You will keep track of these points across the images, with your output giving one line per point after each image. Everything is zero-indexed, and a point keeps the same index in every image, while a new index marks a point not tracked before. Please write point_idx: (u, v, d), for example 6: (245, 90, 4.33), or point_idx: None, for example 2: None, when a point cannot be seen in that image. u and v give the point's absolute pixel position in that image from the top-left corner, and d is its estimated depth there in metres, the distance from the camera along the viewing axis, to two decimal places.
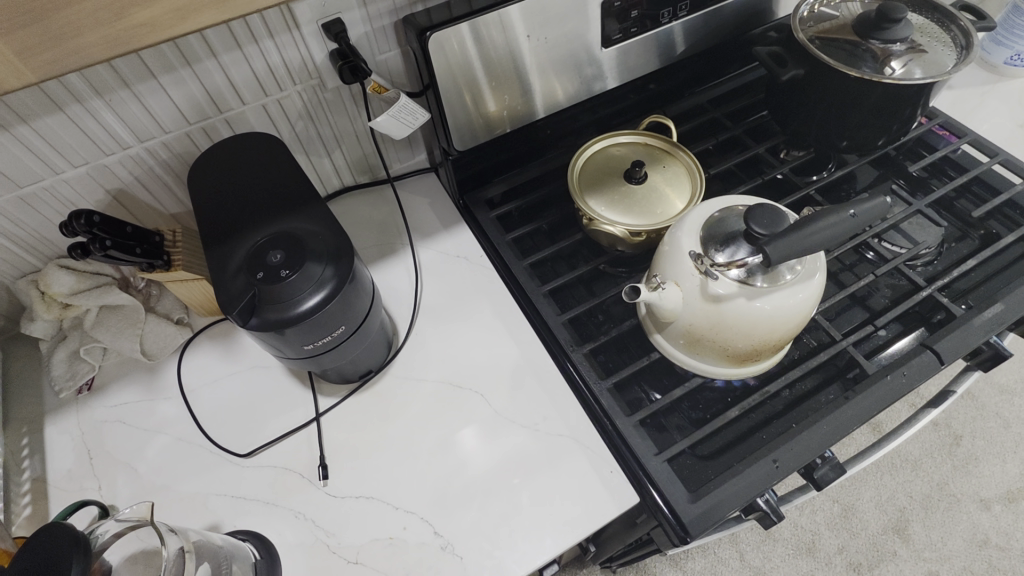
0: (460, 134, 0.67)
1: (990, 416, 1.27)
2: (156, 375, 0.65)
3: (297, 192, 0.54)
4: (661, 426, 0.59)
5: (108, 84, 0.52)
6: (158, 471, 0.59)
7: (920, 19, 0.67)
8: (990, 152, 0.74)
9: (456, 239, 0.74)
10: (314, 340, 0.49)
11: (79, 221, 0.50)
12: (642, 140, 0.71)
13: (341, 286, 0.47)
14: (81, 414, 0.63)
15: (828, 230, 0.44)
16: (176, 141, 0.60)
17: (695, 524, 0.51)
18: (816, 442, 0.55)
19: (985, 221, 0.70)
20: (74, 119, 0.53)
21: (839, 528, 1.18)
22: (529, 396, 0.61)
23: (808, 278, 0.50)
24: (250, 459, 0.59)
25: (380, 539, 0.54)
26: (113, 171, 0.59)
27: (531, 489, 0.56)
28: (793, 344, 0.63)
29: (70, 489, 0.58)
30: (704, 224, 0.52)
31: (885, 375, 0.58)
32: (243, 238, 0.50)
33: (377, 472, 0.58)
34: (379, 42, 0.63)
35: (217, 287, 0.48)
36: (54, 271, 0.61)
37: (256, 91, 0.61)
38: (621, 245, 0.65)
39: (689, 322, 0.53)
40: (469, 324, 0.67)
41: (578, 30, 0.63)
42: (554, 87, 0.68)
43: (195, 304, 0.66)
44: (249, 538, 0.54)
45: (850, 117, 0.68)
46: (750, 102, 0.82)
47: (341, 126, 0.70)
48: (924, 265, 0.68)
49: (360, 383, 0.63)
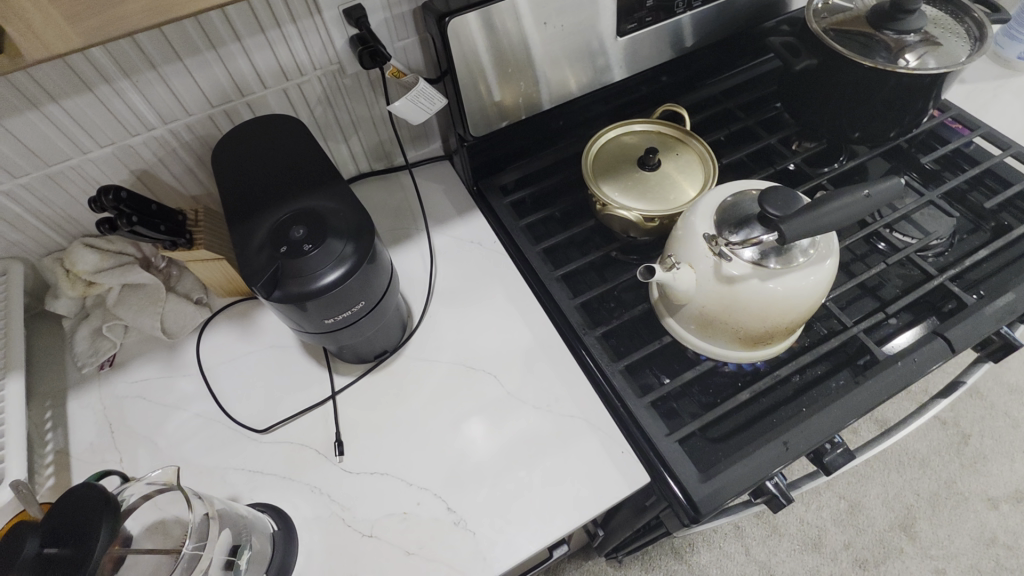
0: (476, 120, 0.68)
1: (999, 415, 1.27)
2: (175, 353, 0.67)
3: (318, 172, 0.55)
4: (672, 410, 0.60)
5: (136, 65, 0.54)
6: (178, 445, 0.60)
7: (934, 11, 0.67)
8: (1003, 145, 0.74)
9: (469, 225, 0.75)
10: (334, 315, 0.50)
11: (108, 196, 0.52)
12: (655, 129, 0.72)
13: (361, 262, 0.48)
14: (103, 390, 0.64)
15: (843, 209, 0.44)
16: (199, 124, 0.62)
17: (705, 503, 0.51)
18: (826, 426, 0.55)
19: (998, 213, 0.70)
20: (103, 99, 0.54)
21: (846, 524, 1.18)
22: (541, 378, 0.62)
23: (821, 261, 0.50)
24: (267, 435, 0.60)
25: (395, 514, 0.55)
26: (138, 151, 0.61)
27: (543, 468, 0.57)
28: (803, 331, 0.64)
29: (92, 461, 0.60)
30: (718, 208, 0.53)
31: (896, 362, 0.58)
32: (266, 215, 0.52)
33: (391, 450, 0.59)
34: (398, 28, 0.64)
35: (240, 261, 0.49)
36: (79, 250, 0.63)
37: (277, 75, 0.62)
38: (633, 231, 0.66)
39: (701, 304, 0.54)
40: (483, 307, 0.68)
41: (594, 19, 0.64)
42: (569, 76, 0.69)
43: (215, 284, 0.67)
44: (267, 510, 0.55)
45: (863, 108, 0.68)
46: (762, 94, 0.83)
47: (359, 112, 0.71)
48: (936, 256, 0.68)
49: (375, 363, 0.65)
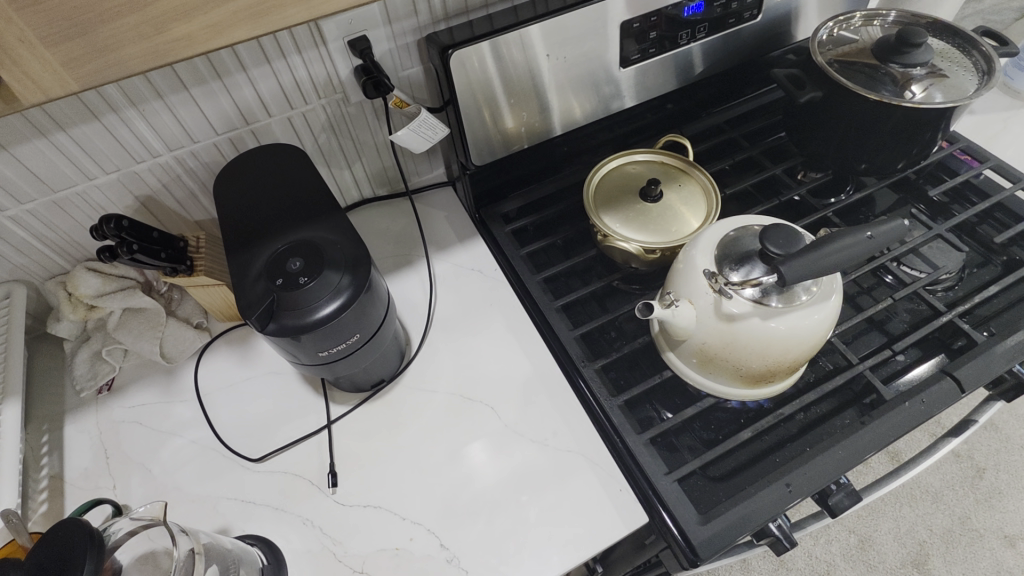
0: (478, 149, 0.68)
1: (1015, 448, 1.23)
2: (174, 378, 0.66)
3: (317, 202, 0.55)
4: (672, 446, 0.58)
5: (143, 95, 0.54)
6: (171, 473, 0.60)
7: (940, 44, 0.67)
8: (1013, 178, 0.73)
9: (471, 252, 0.75)
10: (329, 347, 0.50)
11: (110, 225, 0.52)
12: (659, 159, 0.72)
13: (357, 295, 0.48)
14: (100, 415, 0.64)
15: (844, 251, 0.43)
16: (204, 151, 0.62)
17: (705, 546, 0.50)
18: (831, 468, 0.54)
19: (1008, 247, 0.68)
20: (108, 127, 0.55)
21: (856, 560, 1.15)
22: (539, 410, 0.61)
23: (824, 299, 0.49)
24: (262, 464, 0.60)
25: (387, 549, 0.54)
26: (143, 178, 0.61)
27: (539, 505, 0.56)
28: (808, 367, 0.62)
29: (85, 487, 0.59)
30: (719, 243, 0.52)
31: (903, 402, 0.57)
32: (264, 245, 0.52)
33: (386, 482, 0.58)
34: (402, 58, 0.65)
35: (237, 292, 0.49)
36: (82, 273, 0.63)
37: (282, 104, 0.63)
38: (635, 262, 0.65)
39: (702, 340, 0.53)
40: (482, 337, 0.67)
41: (597, 50, 0.65)
42: (573, 105, 0.69)
43: (215, 309, 0.67)
44: (258, 543, 0.54)
45: (869, 140, 0.68)
46: (767, 123, 0.82)
47: (363, 139, 0.72)
48: (944, 291, 0.67)
49: (372, 392, 0.64)
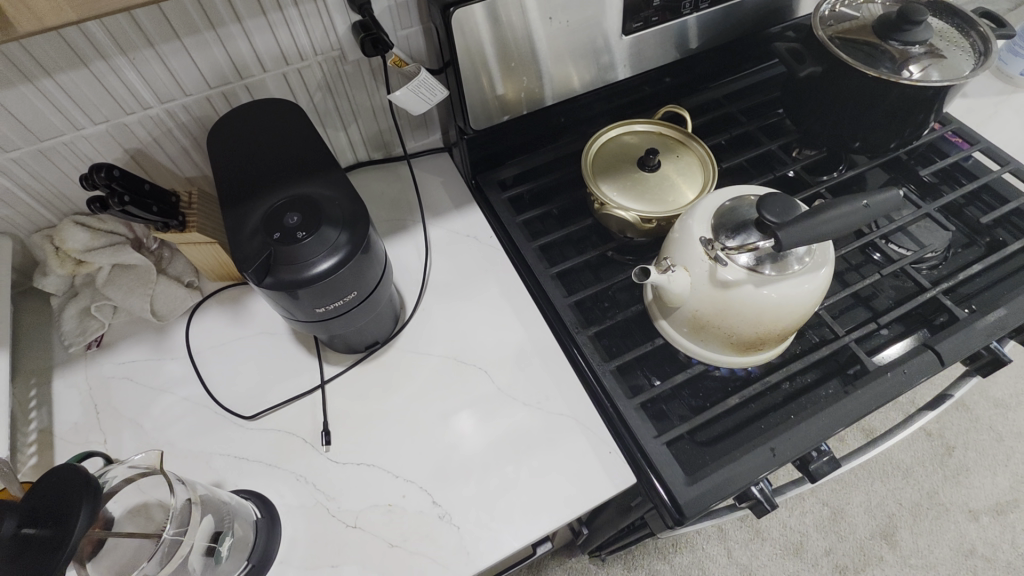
0: (476, 114, 0.68)
1: (983, 428, 1.28)
2: (164, 336, 0.66)
3: (315, 158, 0.54)
4: (661, 412, 0.60)
5: (133, 42, 0.53)
6: (163, 429, 0.60)
7: (940, 24, 0.67)
8: (1001, 161, 0.74)
9: (467, 219, 0.75)
10: (327, 304, 0.50)
11: (100, 174, 0.51)
12: (657, 130, 0.72)
13: (356, 252, 0.48)
14: (89, 370, 0.63)
15: (840, 218, 0.44)
16: (196, 105, 0.61)
17: (690, 506, 0.52)
18: (813, 434, 0.55)
19: (993, 229, 0.70)
20: (98, 75, 0.54)
21: (827, 530, 1.19)
22: (531, 374, 0.62)
23: (816, 270, 0.50)
24: (254, 421, 0.60)
25: (380, 505, 0.55)
26: (132, 130, 0.60)
27: (530, 466, 0.57)
28: (795, 339, 0.64)
29: (75, 442, 0.59)
30: (715, 212, 0.53)
31: (886, 373, 0.58)
32: (261, 200, 0.51)
33: (379, 442, 0.59)
34: (401, 17, 0.63)
35: (233, 246, 0.48)
36: (69, 227, 0.62)
37: (277, 59, 0.61)
38: (631, 232, 0.66)
39: (695, 308, 0.54)
40: (476, 302, 0.67)
41: (600, 16, 0.64)
42: (572, 73, 0.69)
43: (207, 267, 0.67)
44: (252, 498, 0.54)
45: (864, 117, 0.68)
46: (764, 100, 0.83)
47: (359, 100, 0.71)
48: (929, 269, 0.68)
49: (365, 354, 0.64)
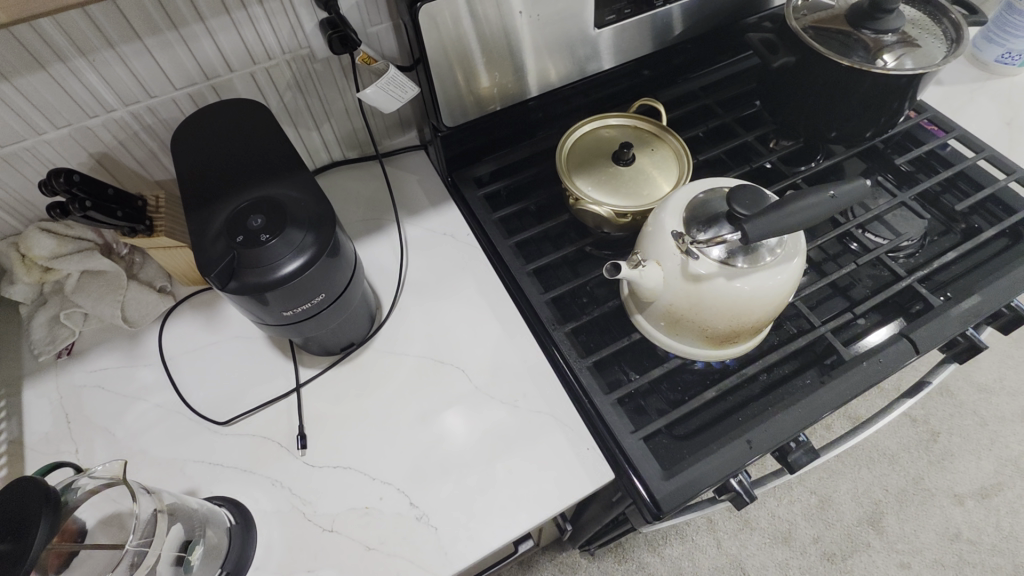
0: (449, 110, 0.67)
1: (967, 413, 1.29)
2: (137, 343, 0.65)
3: (282, 159, 0.53)
4: (639, 407, 0.59)
5: (92, 43, 0.52)
6: (136, 436, 0.59)
7: (914, 12, 0.66)
8: (976, 148, 0.74)
9: (443, 217, 0.74)
10: (294, 306, 0.49)
11: (59, 179, 0.50)
12: (633, 123, 0.71)
13: (322, 253, 0.47)
14: (60, 379, 0.62)
15: (808, 209, 0.44)
16: (162, 106, 0.60)
17: (667, 501, 0.51)
18: (790, 425, 0.55)
19: (968, 217, 0.71)
20: (57, 78, 0.52)
21: (815, 518, 1.20)
22: (509, 372, 0.62)
23: (787, 261, 0.50)
24: (229, 427, 0.59)
25: (357, 508, 0.55)
26: (97, 133, 0.59)
27: (508, 464, 0.56)
28: (773, 331, 0.64)
29: (46, 452, 0.58)
30: (687, 205, 0.52)
31: (861, 362, 0.58)
32: (226, 202, 0.50)
33: (355, 444, 0.58)
34: (370, 13, 0.62)
35: (197, 250, 0.47)
36: (34, 234, 0.60)
37: (243, 58, 0.60)
38: (607, 226, 0.65)
39: (669, 302, 0.54)
40: (453, 301, 0.67)
41: (572, 9, 0.63)
42: (547, 67, 0.68)
43: (179, 272, 0.66)
44: (225, 504, 0.54)
45: (840, 107, 0.68)
46: (742, 91, 0.82)
47: (331, 99, 0.70)
48: (906, 257, 0.69)
49: (342, 356, 0.63)
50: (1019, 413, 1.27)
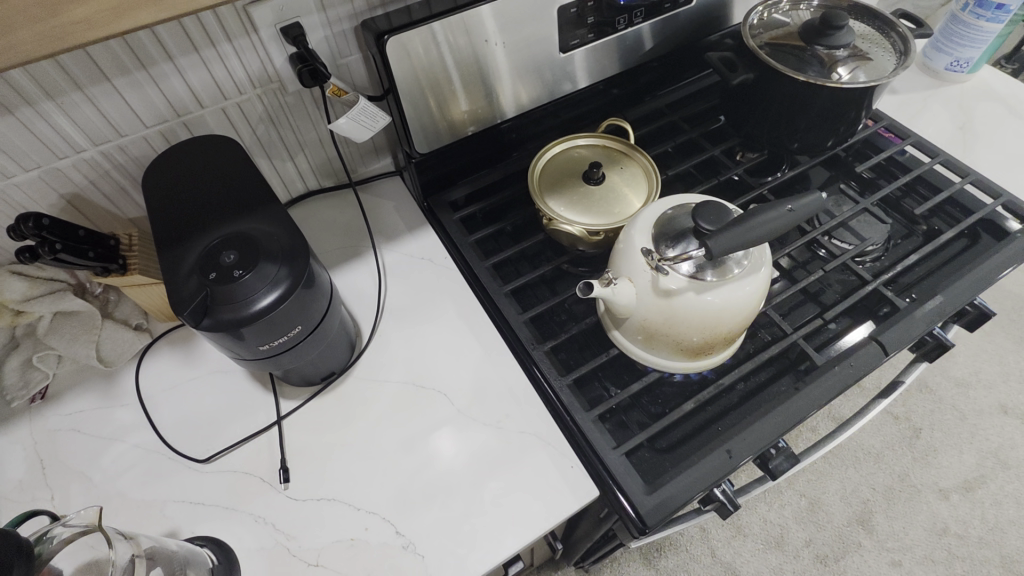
0: (422, 136, 0.68)
1: (947, 408, 1.32)
2: (113, 383, 0.64)
3: (254, 194, 0.54)
4: (622, 422, 0.60)
5: (60, 87, 0.52)
6: (113, 479, 0.58)
7: (862, 27, 0.70)
8: (931, 153, 0.77)
9: (420, 242, 0.75)
10: (271, 340, 0.49)
11: (28, 224, 0.49)
12: (601, 142, 0.73)
13: (296, 286, 0.47)
14: (34, 424, 0.61)
15: (766, 224, 0.45)
16: (133, 145, 0.60)
17: (651, 515, 0.52)
18: (769, 432, 0.56)
19: (928, 219, 0.73)
20: (25, 122, 0.52)
21: (806, 521, 1.21)
22: (491, 393, 0.62)
23: (754, 272, 0.51)
24: (209, 465, 0.58)
25: (342, 540, 0.54)
26: (68, 174, 0.59)
27: (493, 486, 0.56)
28: (748, 339, 0.65)
29: (21, 500, 0.57)
30: (656, 222, 0.54)
31: (833, 367, 0.60)
32: (199, 239, 0.50)
33: (339, 474, 0.58)
34: (340, 46, 0.63)
35: (170, 289, 0.47)
36: (5, 277, 0.58)
37: (214, 94, 0.61)
38: (581, 245, 0.66)
39: (643, 317, 0.55)
40: (433, 325, 0.67)
41: (537, 35, 0.65)
42: (516, 91, 0.70)
43: (154, 309, 0.66)
44: (207, 544, 0.53)
45: (801, 119, 0.71)
46: (707, 107, 0.85)
47: (304, 130, 0.70)
48: (872, 261, 0.71)
49: (323, 386, 0.63)
50: (995, 405, 1.30)
